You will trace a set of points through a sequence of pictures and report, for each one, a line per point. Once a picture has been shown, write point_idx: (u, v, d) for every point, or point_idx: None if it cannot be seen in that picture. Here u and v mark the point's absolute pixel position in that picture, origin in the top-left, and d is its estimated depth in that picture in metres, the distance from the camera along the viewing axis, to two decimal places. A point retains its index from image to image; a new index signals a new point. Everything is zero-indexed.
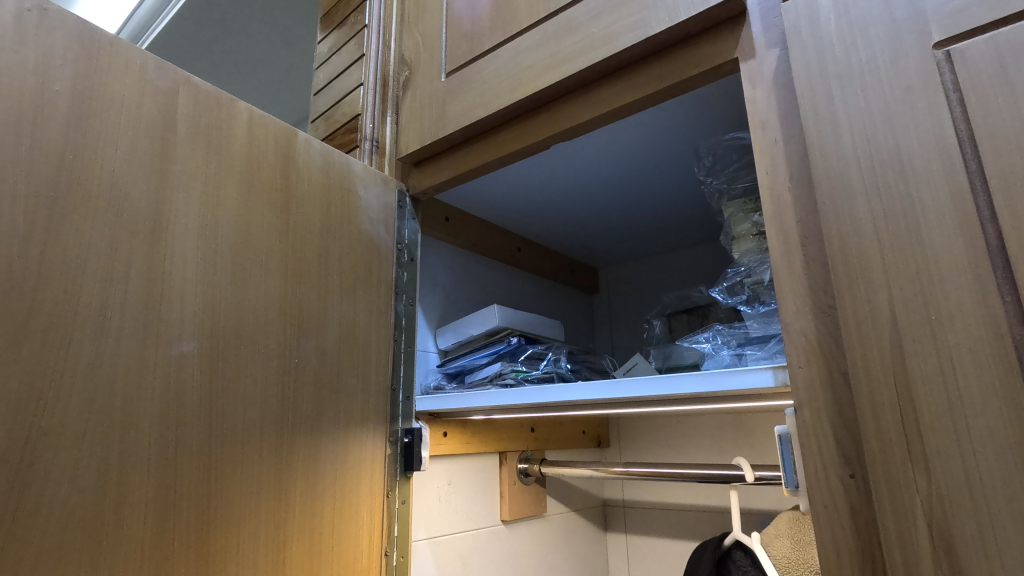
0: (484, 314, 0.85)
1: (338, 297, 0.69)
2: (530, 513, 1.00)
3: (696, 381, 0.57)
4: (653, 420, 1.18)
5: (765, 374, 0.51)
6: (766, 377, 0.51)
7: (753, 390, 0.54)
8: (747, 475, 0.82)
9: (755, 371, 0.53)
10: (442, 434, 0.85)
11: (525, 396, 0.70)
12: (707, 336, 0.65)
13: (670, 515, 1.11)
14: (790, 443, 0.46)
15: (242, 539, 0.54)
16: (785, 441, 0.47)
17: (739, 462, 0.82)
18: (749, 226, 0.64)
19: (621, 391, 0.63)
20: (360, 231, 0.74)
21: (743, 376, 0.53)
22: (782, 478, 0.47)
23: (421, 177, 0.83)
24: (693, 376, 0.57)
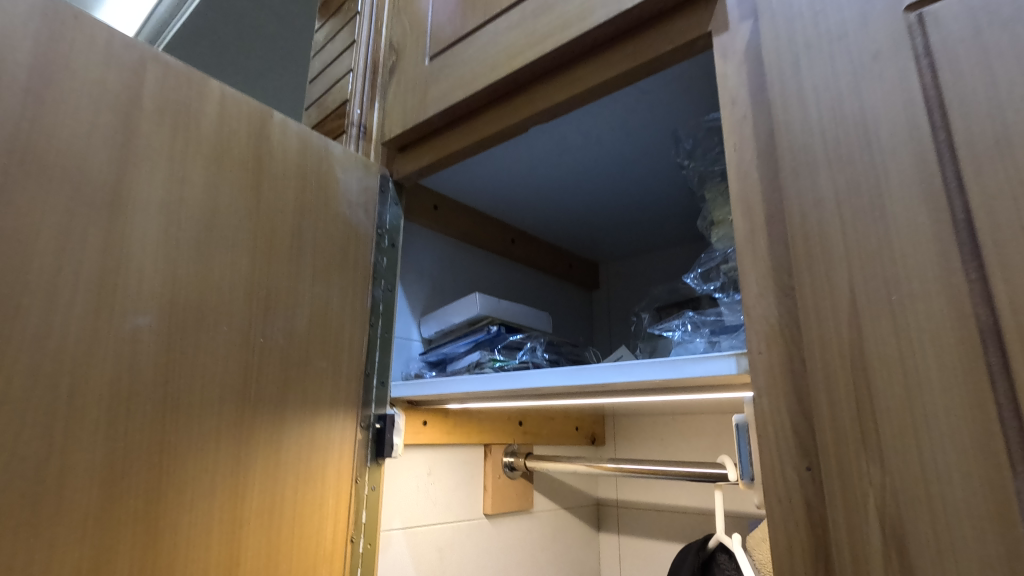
0: (465, 303, 0.83)
1: (310, 279, 0.68)
2: (514, 508, 0.98)
3: (662, 367, 0.55)
4: (649, 418, 1.15)
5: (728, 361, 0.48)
6: (728, 363, 0.48)
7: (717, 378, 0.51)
8: (733, 474, 0.79)
9: (719, 359, 0.50)
10: (421, 423, 0.84)
11: (496, 383, 0.68)
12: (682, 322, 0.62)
13: (663, 516, 1.08)
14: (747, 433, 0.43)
15: (194, 515, 0.54)
16: (743, 431, 0.44)
17: (724, 460, 0.77)
18: (728, 211, 0.61)
19: (590, 378, 0.61)
20: (337, 214, 0.73)
21: (706, 363, 0.51)
22: (738, 470, 0.44)
23: (405, 162, 0.83)
24: (658, 364, 0.55)
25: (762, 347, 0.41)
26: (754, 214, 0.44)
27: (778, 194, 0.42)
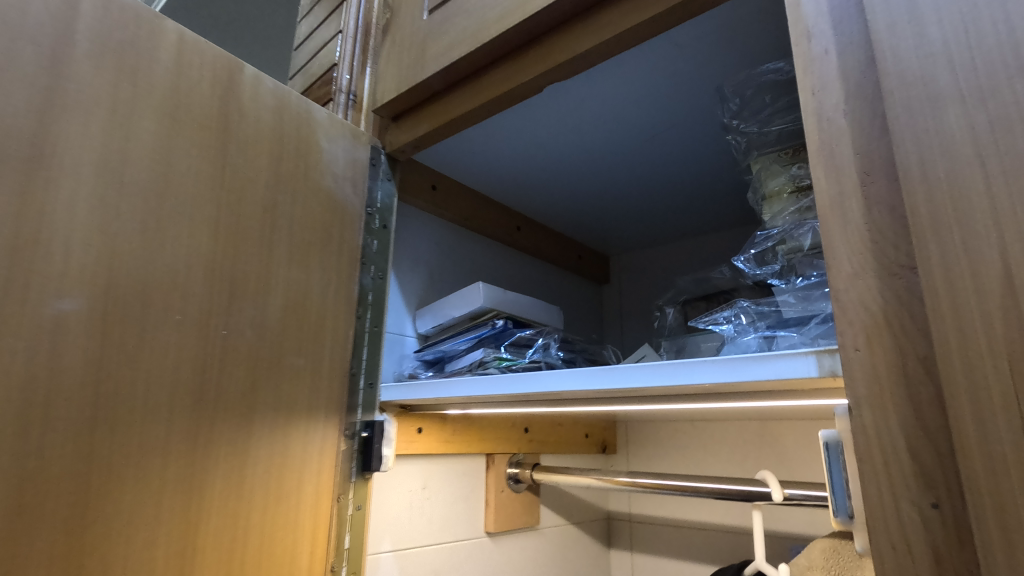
0: (466, 296, 0.73)
1: (286, 262, 0.58)
2: (519, 525, 0.88)
3: (715, 368, 0.43)
4: (665, 425, 1.05)
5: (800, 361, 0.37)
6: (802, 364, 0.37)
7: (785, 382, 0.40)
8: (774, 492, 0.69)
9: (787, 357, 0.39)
10: (416, 430, 0.74)
11: (502, 388, 0.58)
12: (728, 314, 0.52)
13: (682, 534, 0.98)
14: (840, 455, 0.33)
15: (133, 548, 0.43)
16: (833, 453, 0.34)
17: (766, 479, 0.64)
18: (785, 181, 0.51)
19: (618, 382, 0.50)
20: (319, 188, 0.63)
21: (775, 363, 0.39)
22: (830, 503, 0.33)
23: (398, 132, 0.72)
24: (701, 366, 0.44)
25: (861, 343, 0.32)
26: (845, 171, 0.34)
27: (881, 143, 0.33)
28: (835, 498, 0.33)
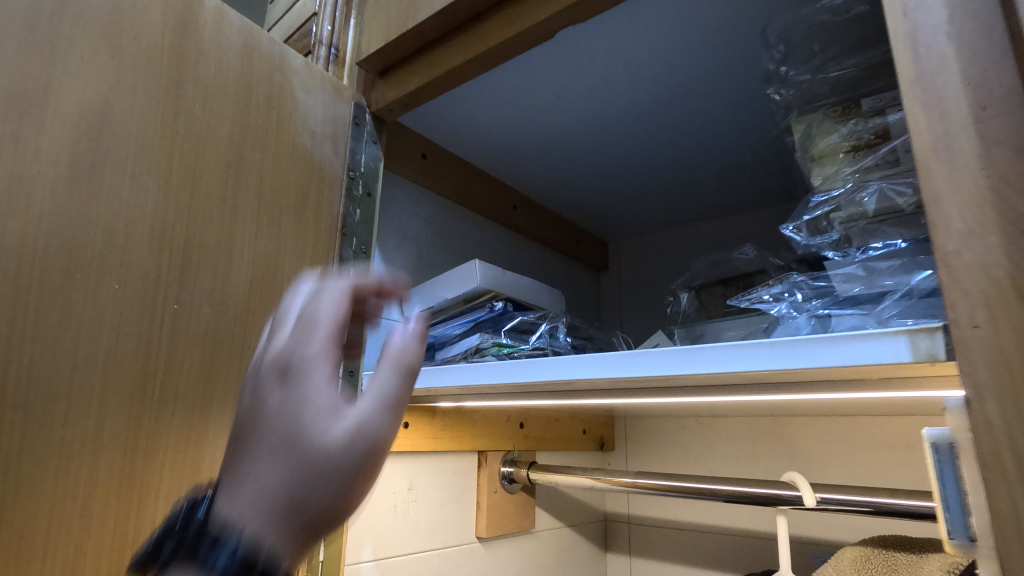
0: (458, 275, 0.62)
1: (253, 227, 0.50)
2: (512, 529, 0.81)
3: (773, 352, 0.34)
4: (668, 420, 0.98)
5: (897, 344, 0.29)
6: (897, 348, 0.29)
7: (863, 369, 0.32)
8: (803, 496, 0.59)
9: (873, 339, 0.31)
10: (402, 425, 0.66)
11: (499, 376, 0.50)
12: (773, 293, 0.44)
13: (685, 537, 0.92)
14: (956, 460, 0.26)
15: (52, 569, 0.35)
16: (945, 456, 0.27)
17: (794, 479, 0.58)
18: (839, 139, 0.43)
19: (641, 368, 0.40)
20: (294, 145, 0.55)
21: (856, 346, 0.31)
22: (946, 523, 0.26)
23: (386, 89, 0.64)
24: (754, 348, 0.35)
25: (981, 318, 0.24)
26: (952, 103, 0.27)
27: (999, 66, 0.26)
28: (949, 512, 0.26)
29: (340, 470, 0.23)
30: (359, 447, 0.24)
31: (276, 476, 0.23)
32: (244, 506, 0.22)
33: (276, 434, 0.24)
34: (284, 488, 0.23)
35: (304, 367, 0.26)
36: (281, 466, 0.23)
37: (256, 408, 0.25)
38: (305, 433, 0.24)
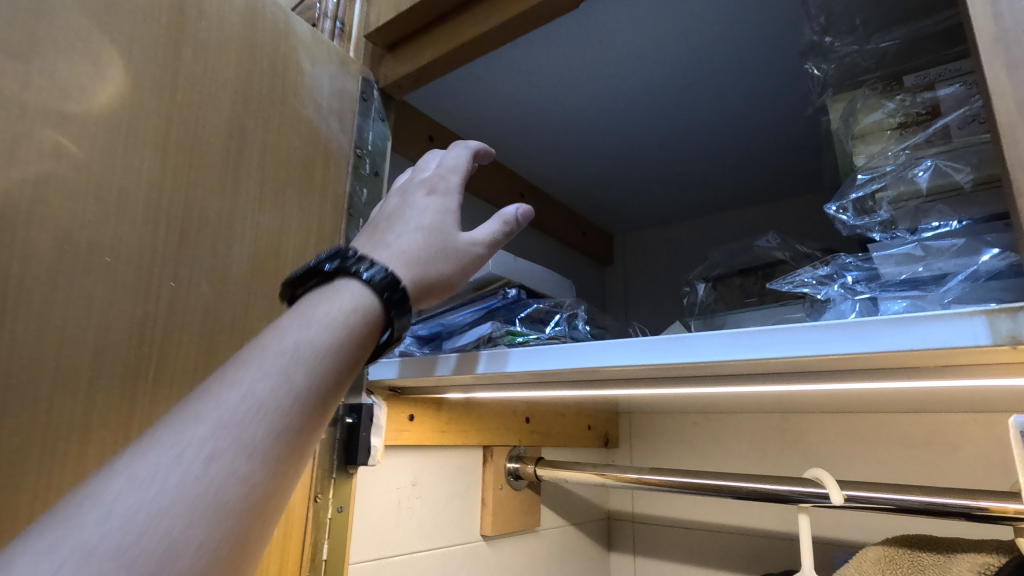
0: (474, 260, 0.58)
1: (256, 203, 0.46)
2: (517, 527, 0.78)
3: (831, 333, 0.31)
4: (675, 417, 0.96)
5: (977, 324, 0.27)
6: (977, 329, 0.27)
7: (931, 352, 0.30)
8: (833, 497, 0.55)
9: (946, 319, 0.28)
10: (407, 418, 0.62)
11: (520, 363, 0.45)
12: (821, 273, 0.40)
13: (691, 536, 0.89)
14: None
15: None
16: None
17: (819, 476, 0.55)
18: (883, 117, 0.41)
19: (681, 354, 0.37)
20: (299, 117, 0.51)
21: (927, 327, 0.29)
22: None
23: (396, 64, 0.61)
24: (808, 328, 0.32)
25: None
26: None
27: None
28: None
29: (459, 252, 0.40)
30: (473, 247, 0.41)
31: (417, 243, 0.37)
32: (392, 255, 0.35)
33: (421, 223, 0.39)
34: (422, 248, 0.37)
35: (442, 187, 0.41)
36: (421, 238, 0.38)
37: (403, 205, 0.40)
38: (441, 223, 0.39)
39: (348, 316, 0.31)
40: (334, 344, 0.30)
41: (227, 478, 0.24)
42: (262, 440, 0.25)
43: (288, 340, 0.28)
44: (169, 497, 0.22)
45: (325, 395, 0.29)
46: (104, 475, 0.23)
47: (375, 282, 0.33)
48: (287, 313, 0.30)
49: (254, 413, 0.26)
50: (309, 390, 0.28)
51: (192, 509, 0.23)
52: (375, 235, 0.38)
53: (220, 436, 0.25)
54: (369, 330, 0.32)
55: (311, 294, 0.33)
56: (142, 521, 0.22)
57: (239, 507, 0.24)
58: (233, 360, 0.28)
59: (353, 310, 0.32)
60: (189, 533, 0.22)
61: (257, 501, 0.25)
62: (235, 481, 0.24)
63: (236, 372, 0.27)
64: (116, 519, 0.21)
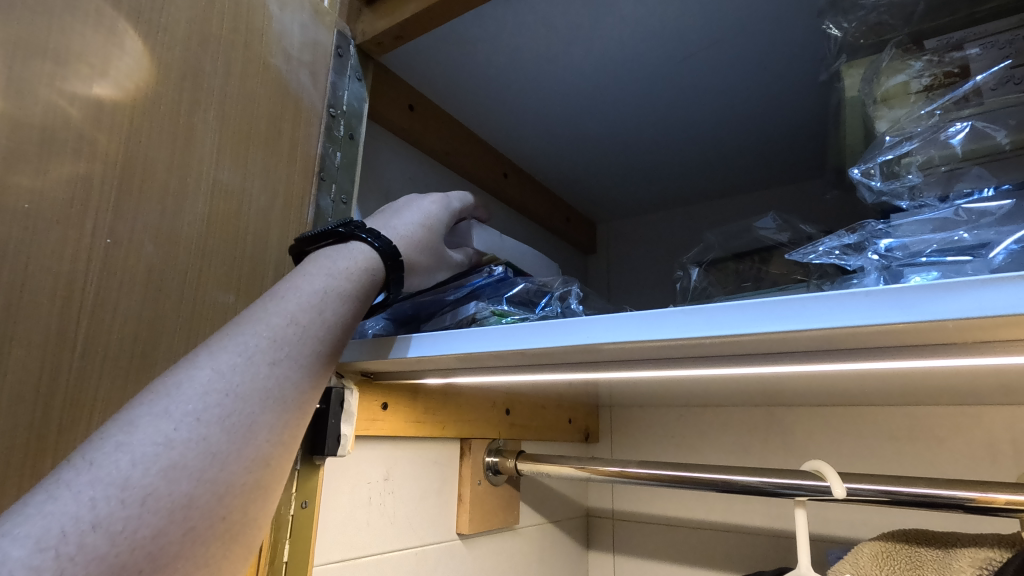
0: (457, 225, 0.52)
1: (212, 153, 0.41)
2: (495, 525, 0.73)
3: (872, 302, 0.28)
4: (657, 410, 0.93)
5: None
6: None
7: (986, 324, 0.26)
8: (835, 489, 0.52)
9: (1007, 285, 0.25)
10: (380, 406, 0.57)
11: (508, 340, 0.40)
12: (846, 243, 0.36)
13: (674, 533, 0.87)
14: None
15: None
16: None
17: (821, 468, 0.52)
18: (908, 79, 0.38)
19: (697, 329, 0.33)
20: (264, 62, 0.46)
21: (983, 293, 0.25)
22: None
23: (374, 18, 0.55)
24: (846, 297, 0.29)
25: None
26: None
27: None
28: None
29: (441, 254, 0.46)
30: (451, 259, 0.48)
31: (416, 234, 0.44)
32: (398, 236, 0.42)
33: (422, 218, 0.45)
34: (420, 240, 0.44)
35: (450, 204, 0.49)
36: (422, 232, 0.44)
37: (413, 201, 0.47)
38: (437, 224, 0.46)
39: (360, 272, 0.37)
40: (352, 291, 0.36)
41: (282, 379, 0.32)
42: (304, 353, 0.33)
43: (320, 282, 0.35)
44: (242, 387, 0.30)
45: (345, 328, 0.36)
46: (191, 366, 0.30)
47: (382, 247, 0.38)
48: (312, 260, 0.37)
49: (296, 334, 0.33)
50: (336, 322, 0.35)
51: (260, 396, 0.30)
52: (382, 219, 0.44)
53: (274, 347, 0.32)
54: (378, 282, 0.38)
55: (325, 251, 0.38)
56: (226, 401, 0.29)
57: (291, 399, 0.32)
58: (271, 292, 0.34)
59: (365, 268, 0.37)
60: (257, 415, 0.30)
61: (304, 402, 0.33)
62: (287, 381, 0.32)
63: (281, 300, 0.34)
64: (208, 398, 0.29)
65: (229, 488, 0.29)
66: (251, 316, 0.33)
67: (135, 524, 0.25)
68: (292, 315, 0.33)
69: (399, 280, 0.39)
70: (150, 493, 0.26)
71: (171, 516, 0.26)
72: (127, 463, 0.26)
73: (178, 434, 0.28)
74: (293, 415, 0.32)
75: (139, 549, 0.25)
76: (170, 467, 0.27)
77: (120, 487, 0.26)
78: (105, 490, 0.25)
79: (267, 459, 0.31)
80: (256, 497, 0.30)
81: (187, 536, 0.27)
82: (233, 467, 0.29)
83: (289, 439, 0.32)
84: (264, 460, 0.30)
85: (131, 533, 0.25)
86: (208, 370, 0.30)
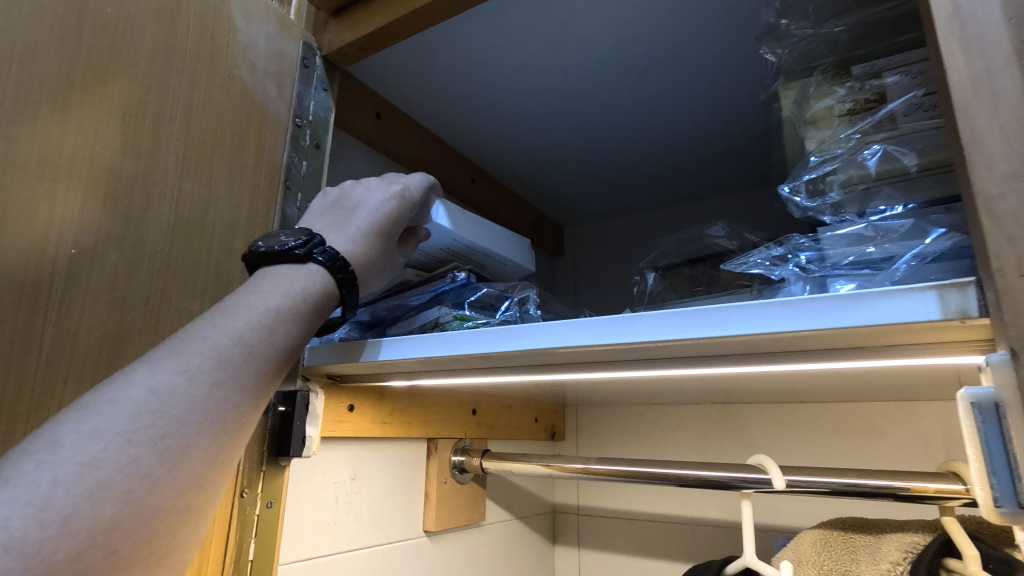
0: (419, 208, 0.49)
1: (177, 168, 0.42)
2: (461, 521, 0.75)
3: (787, 311, 0.31)
4: (620, 408, 0.96)
5: (921, 298, 0.27)
6: (924, 305, 0.27)
7: (886, 331, 0.29)
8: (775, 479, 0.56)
9: (901, 296, 0.28)
10: (346, 408, 0.59)
11: (466, 345, 0.42)
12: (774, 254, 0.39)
13: (635, 526, 0.90)
14: (1003, 418, 0.23)
15: None
16: (988, 416, 0.24)
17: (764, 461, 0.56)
18: (833, 104, 0.41)
19: (639, 333, 0.35)
20: (229, 75, 0.46)
21: (879, 303, 0.28)
22: (980, 490, 0.24)
23: (341, 30, 0.57)
24: (765, 307, 0.32)
25: None
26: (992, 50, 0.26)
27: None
28: (995, 477, 0.23)
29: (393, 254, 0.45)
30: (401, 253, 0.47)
31: (372, 240, 0.42)
32: (349, 246, 0.41)
33: (379, 224, 0.43)
34: (373, 244, 0.42)
35: (407, 194, 0.46)
36: (374, 235, 0.42)
37: (366, 196, 0.44)
38: (394, 223, 0.44)
39: (314, 293, 0.36)
40: (304, 310, 0.35)
41: (224, 399, 0.30)
42: (249, 373, 0.32)
43: (273, 301, 0.34)
44: (179, 408, 0.29)
45: (294, 350, 0.35)
46: (128, 382, 0.29)
47: (329, 262, 0.38)
48: (267, 276, 0.36)
49: (242, 354, 0.32)
50: (285, 341, 0.34)
51: (197, 417, 0.29)
52: (335, 224, 0.42)
53: (218, 367, 0.31)
54: (331, 301, 0.38)
55: (276, 266, 0.37)
56: (161, 422, 0.28)
57: (230, 422, 0.31)
58: (220, 307, 0.33)
59: (314, 287, 0.37)
60: (193, 437, 0.29)
61: (243, 425, 0.32)
62: (228, 402, 0.31)
63: (229, 316, 0.33)
64: (142, 417, 0.28)
65: (157, 512, 0.27)
66: (195, 333, 0.31)
67: (51, 546, 0.24)
68: (240, 334, 0.32)
69: (352, 293, 0.39)
70: (70, 514, 0.24)
71: (93, 539, 0.25)
72: (47, 481, 0.25)
73: (105, 454, 0.26)
74: (230, 438, 0.31)
75: (55, 575, 0.23)
76: (95, 488, 0.25)
77: (37, 507, 0.24)
78: (20, 510, 0.24)
79: (200, 483, 0.29)
80: (185, 520, 0.29)
81: (108, 560, 0.25)
82: (163, 489, 0.27)
83: (225, 462, 0.31)
84: (197, 484, 0.29)
85: (47, 556, 0.23)
86: (146, 385, 0.28)
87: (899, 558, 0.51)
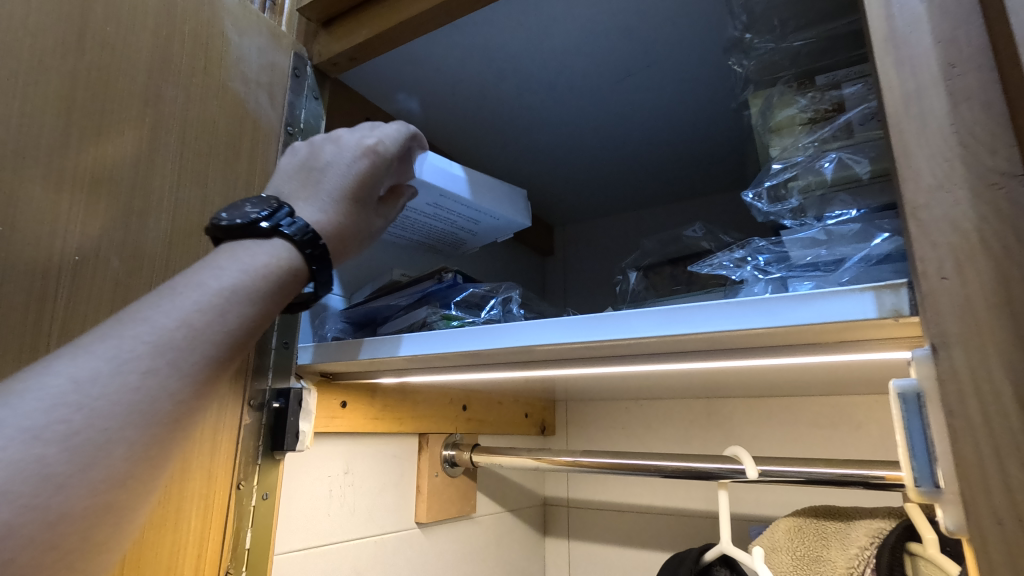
0: (398, 159, 0.48)
1: (170, 177, 0.44)
2: (452, 513, 0.78)
3: (743, 311, 0.33)
4: (608, 403, 0.99)
5: (858, 299, 0.30)
6: (861, 305, 0.30)
7: (831, 329, 0.32)
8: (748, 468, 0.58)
9: (842, 296, 0.31)
10: (339, 404, 0.61)
11: (450, 344, 0.45)
12: (736, 256, 0.42)
13: (623, 518, 0.93)
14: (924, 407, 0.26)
15: None
16: (913, 406, 0.27)
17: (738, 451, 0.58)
18: (796, 112, 0.43)
19: (609, 332, 0.38)
20: (223, 87, 0.49)
21: (823, 303, 0.31)
22: (904, 471, 0.27)
23: (329, 41, 0.59)
24: (725, 307, 0.34)
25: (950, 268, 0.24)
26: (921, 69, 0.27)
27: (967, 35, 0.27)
28: (915, 459, 0.26)
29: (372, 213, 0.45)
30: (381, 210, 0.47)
31: (346, 205, 0.42)
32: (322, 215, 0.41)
33: (350, 186, 0.43)
34: (346, 211, 0.42)
35: (381, 149, 0.45)
36: (346, 202, 0.42)
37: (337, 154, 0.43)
38: (369, 183, 0.44)
39: (272, 271, 0.35)
40: (259, 292, 0.34)
41: (152, 390, 0.28)
42: (188, 360, 0.30)
43: (224, 281, 0.33)
44: (101, 398, 0.27)
45: (243, 335, 0.33)
46: (45, 371, 0.26)
47: (297, 238, 0.37)
48: (226, 252, 0.35)
49: (182, 339, 0.30)
50: (233, 325, 0.32)
51: (122, 407, 0.27)
52: (308, 190, 0.42)
53: (152, 354, 0.29)
54: (297, 277, 0.37)
55: (239, 242, 0.36)
56: (78, 414, 0.26)
57: (162, 412, 0.28)
58: (165, 289, 0.31)
59: (274, 267, 0.36)
60: (117, 430, 0.27)
61: (178, 416, 0.29)
62: (159, 391, 0.28)
63: (170, 301, 0.31)
64: (56, 410, 0.26)
65: (65, 515, 0.25)
66: (133, 316, 0.30)
67: None
68: (182, 318, 0.30)
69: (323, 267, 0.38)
70: None
71: None
72: None
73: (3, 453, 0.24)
74: (161, 430, 0.28)
75: None
76: None
77: None
78: None
79: (122, 480, 0.27)
80: (101, 524, 0.26)
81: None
82: (75, 489, 0.25)
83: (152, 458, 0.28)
84: (119, 482, 0.27)
85: None
86: (64, 376, 0.26)
87: (866, 543, 0.54)
